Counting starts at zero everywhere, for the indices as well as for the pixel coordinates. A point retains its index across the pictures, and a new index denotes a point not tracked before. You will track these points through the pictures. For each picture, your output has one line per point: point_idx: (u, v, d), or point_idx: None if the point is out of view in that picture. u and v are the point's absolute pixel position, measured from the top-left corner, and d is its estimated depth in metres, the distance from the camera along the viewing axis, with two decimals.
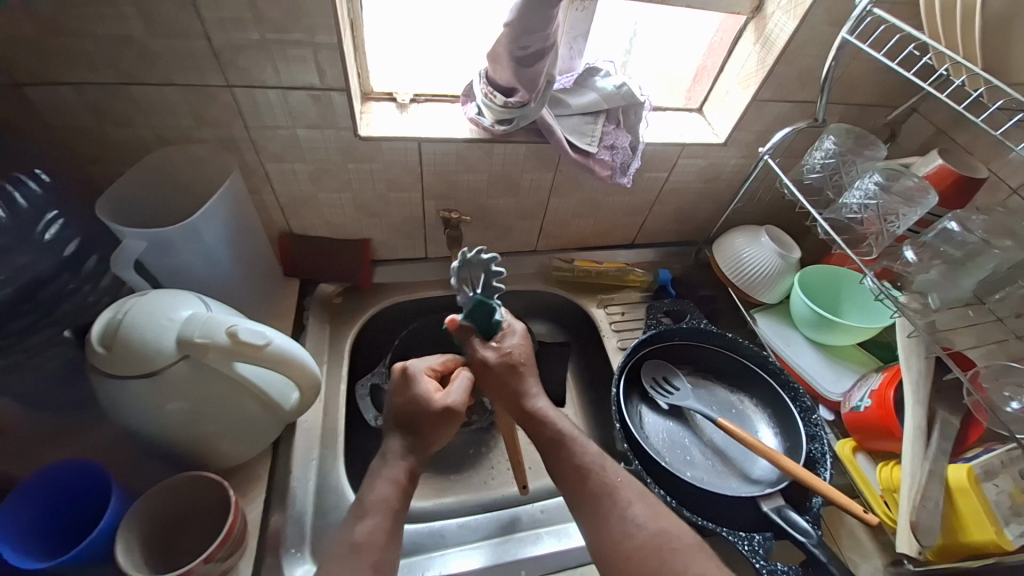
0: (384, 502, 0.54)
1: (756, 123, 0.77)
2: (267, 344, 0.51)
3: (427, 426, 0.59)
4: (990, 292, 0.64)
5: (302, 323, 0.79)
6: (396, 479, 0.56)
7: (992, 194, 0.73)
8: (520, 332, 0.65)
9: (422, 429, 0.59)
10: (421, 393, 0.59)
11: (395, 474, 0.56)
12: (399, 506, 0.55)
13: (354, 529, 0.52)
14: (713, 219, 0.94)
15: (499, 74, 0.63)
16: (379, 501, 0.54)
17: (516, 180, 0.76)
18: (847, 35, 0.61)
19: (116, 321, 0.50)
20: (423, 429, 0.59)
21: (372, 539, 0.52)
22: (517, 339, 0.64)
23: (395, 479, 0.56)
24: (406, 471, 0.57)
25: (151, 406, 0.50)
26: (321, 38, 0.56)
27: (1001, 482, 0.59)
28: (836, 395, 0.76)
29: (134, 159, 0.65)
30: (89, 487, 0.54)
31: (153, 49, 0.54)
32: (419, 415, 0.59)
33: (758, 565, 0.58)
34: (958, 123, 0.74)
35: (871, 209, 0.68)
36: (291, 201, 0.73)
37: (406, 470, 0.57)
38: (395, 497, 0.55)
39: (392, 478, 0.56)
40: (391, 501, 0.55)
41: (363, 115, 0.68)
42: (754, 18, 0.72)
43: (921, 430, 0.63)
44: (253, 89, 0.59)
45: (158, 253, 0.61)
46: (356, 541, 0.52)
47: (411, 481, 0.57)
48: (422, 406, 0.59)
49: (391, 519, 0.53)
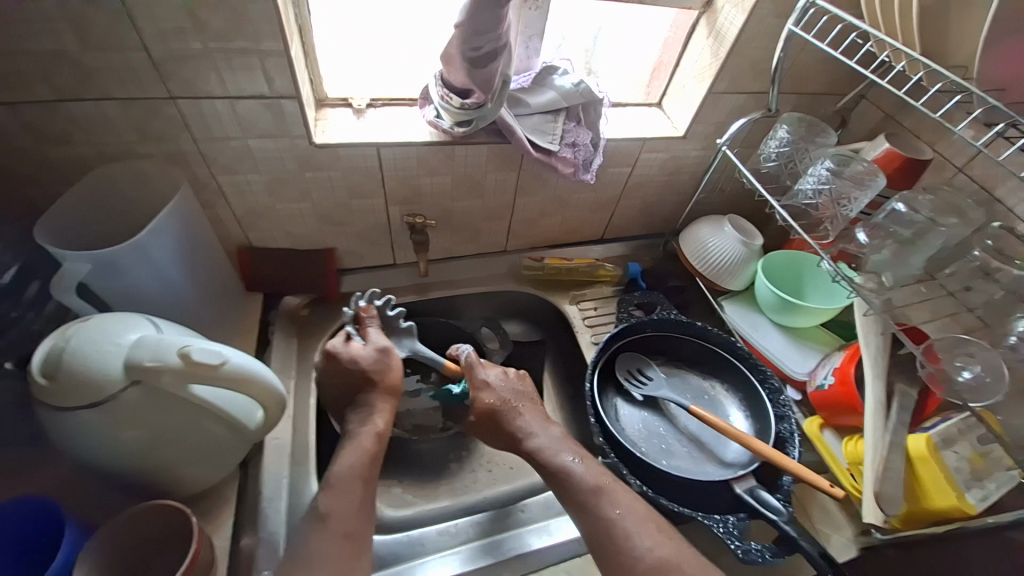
0: (352, 475, 0.57)
1: (712, 115, 0.78)
2: (223, 363, 0.49)
3: (381, 384, 0.65)
4: (941, 267, 0.67)
5: (267, 338, 0.76)
6: (364, 447, 0.59)
7: (938, 174, 0.76)
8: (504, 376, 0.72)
9: (375, 386, 0.65)
10: (359, 353, 0.65)
11: (360, 443, 0.60)
12: (370, 475, 0.58)
13: (322, 502, 0.55)
14: (678, 210, 0.95)
15: (455, 76, 0.63)
16: (345, 474, 0.56)
17: (480, 181, 0.76)
18: (793, 26, 0.62)
19: (60, 348, 0.47)
20: (375, 383, 0.65)
21: (340, 509, 0.54)
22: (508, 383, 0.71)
23: (362, 448, 0.59)
24: (374, 437, 0.61)
25: (104, 435, 0.48)
26: (266, 45, 0.54)
27: (961, 449, 0.63)
28: (803, 374, 0.79)
29: (74, 178, 0.62)
30: (46, 526, 0.51)
31: (88, 63, 0.52)
32: (367, 377, 0.64)
33: (733, 546, 0.59)
34: (902, 108, 0.78)
35: (825, 194, 0.70)
36: (249, 214, 0.71)
37: (374, 434, 0.61)
38: (362, 466, 0.58)
39: (359, 447, 0.59)
40: (358, 470, 0.57)
41: (318, 122, 0.67)
42: (705, 12, 0.73)
43: (880, 404, 0.65)
44: (199, 100, 0.57)
45: (105, 274, 0.58)
46: (322, 512, 0.54)
47: (378, 447, 0.60)
48: (363, 368, 0.64)
49: (360, 490, 0.56)
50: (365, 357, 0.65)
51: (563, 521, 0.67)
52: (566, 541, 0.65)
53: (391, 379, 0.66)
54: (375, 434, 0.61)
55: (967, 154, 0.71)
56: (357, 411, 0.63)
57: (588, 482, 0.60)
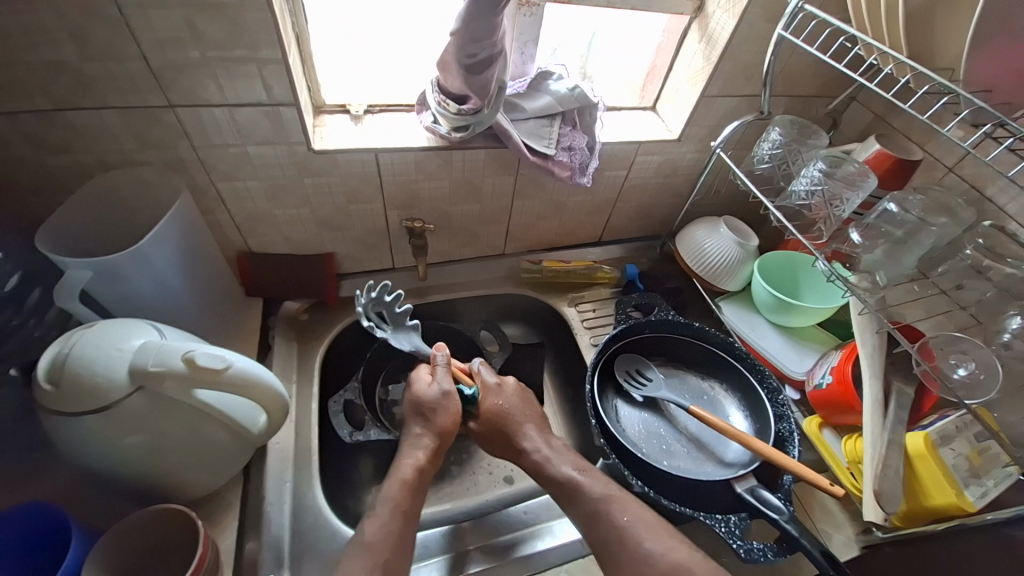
0: (394, 507, 0.57)
1: (706, 118, 0.79)
2: (227, 367, 0.50)
3: (434, 418, 0.65)
4: (933, 266, 0.68)
5: (267, 344, 0.77)
6: (403, 478, 0.60)
7: (930, 174, 0.77)
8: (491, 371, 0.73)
9: (431, 421, 0.65)
10: (426, 392, 0.66)
11: (401, 474, 0.60)
12: (409, 507, 0.58)
13: (365, 531, 0.55)
14: (674, 212, 0.96)
15: (450, 82, 0.63)
16: (389, 503, 0.57)
17: (477, 185, 0.77)
18: (782, 31, 0.64)
19: (64, 355, 0.47)
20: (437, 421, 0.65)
21: (382, 540, 0.54)
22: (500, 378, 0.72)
23: (402, 479, 0.59)
24: (414, 470, 0.61)
25: (108, 441, 0.48)
26: (264, 53, 0.55)
27: (958, 446, 0.64)
28: (800, 373, 0.80)
29: (74, 186, 0.63)
30: (52, 533, 0.51)
31: (89, 73, 0.52)
32: (428, 409, 0.66)
33: (735, 544, 0.59)
34: (892, 109, 0.79)
35: (818, 194, 0.71)
36: (249, 220, 0.72)
37: (415, 466, 0.61)
38: (401, 499, 0.58)
39: (399, 479, 0.59)
40: (399, 502, 0.57)
41: (316, 128, 0.67)
42: (696, 18, 0.74)
43: (878, 402, 0.65)
44: (198, 108, 0.58)
45: (106, 281, 0.58)
46: (366, 541, 0.54)
47: (420, 478, 0.61)
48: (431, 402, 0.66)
49: (402, 523, 0.56)
50: (429, 396, 0.66)
51: (565, 521, 0.67)
52: (569, 542, 0.65)
53: (447, 421, 0.65)
54: (416, 466, 0.61)
55: (958, 154, 0.73)
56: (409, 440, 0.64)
57: (595, 489, 0.60)
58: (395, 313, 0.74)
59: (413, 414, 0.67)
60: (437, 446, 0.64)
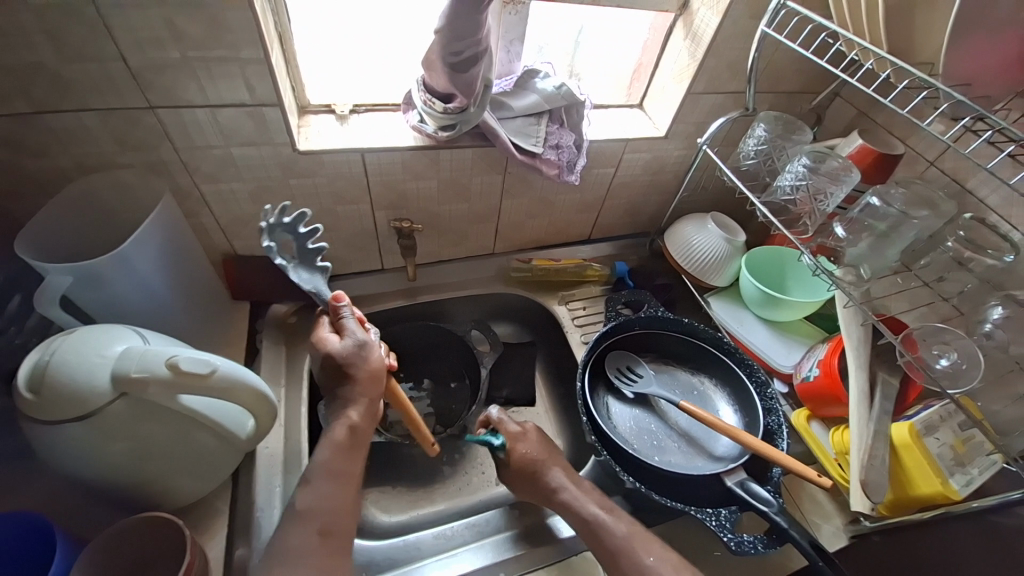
0: (325, 469, 0.55)
1: (692, 115, 0.80)
2: (212, 372, 0.49)
3: (357, 376, 0.60)
4: (916, 259, 0.69)
5: (255, 348, 0.76)
6: (335, 441, 0.57)
7: (912, 168, 0.78)
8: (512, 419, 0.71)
9: (353, 381, 0.60)
10: (330, 346, 0.60)
11: (331, 438, 0.57)
12: (345, 470, 0.56)
13: (300, 497, 0.53)
14: (662, 209, 0.97)
15: (436, 80, 0.63)
16: (320, 465, 0.55)
17: (466, 185, 0.76)
18: (765, 28, 0.64)
19: (44, 362, 0.46)
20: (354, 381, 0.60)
21: (316, 504, 0.52)
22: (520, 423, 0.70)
23: (333, 442, 0.57)
24: (345, 430, 0.58)
25: (91, 450, 0.47)
26: (246, 53, 0.54)
27: (943, 436, 0.65)
28: (788, 367, 0.80)
29: (54, 190, 0.61)
30: (35, 543, 0.50)
31: (67, 75, 0.51)
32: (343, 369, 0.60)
33: (726, 538, 0.59)
34: (874, 105, 0.80)
35: (803, 189, 0.72)
36: (233, 222, 0.71)
37: (346, 427, 0.58)
38: (333, 461, 0.56)
39: (331, 443, 0.57)
40: (332, 465, 0.55)
41: (301, 129, 0.67)
42: (681, 15, 0.75)
43: (864, 393, 0.66)
44: (179, 109, 0.57)
45: (87, 286, 0.57)
46: (300, 508, 0.52)
47: (353, 439, 0.58)
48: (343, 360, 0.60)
49: (335, 484, 0.54)
50: (339, 351, 0.60)
51: (559, 519, 0.67)
52: (562, 540, 0.64)
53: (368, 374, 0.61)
54: (347, 426, 0.58)
55: (939, 148, 0.74)
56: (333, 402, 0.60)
57: None
58: (306, 248, 0.63)
59: (329, 375, 0.61)
60: (366, 404, 0.61)
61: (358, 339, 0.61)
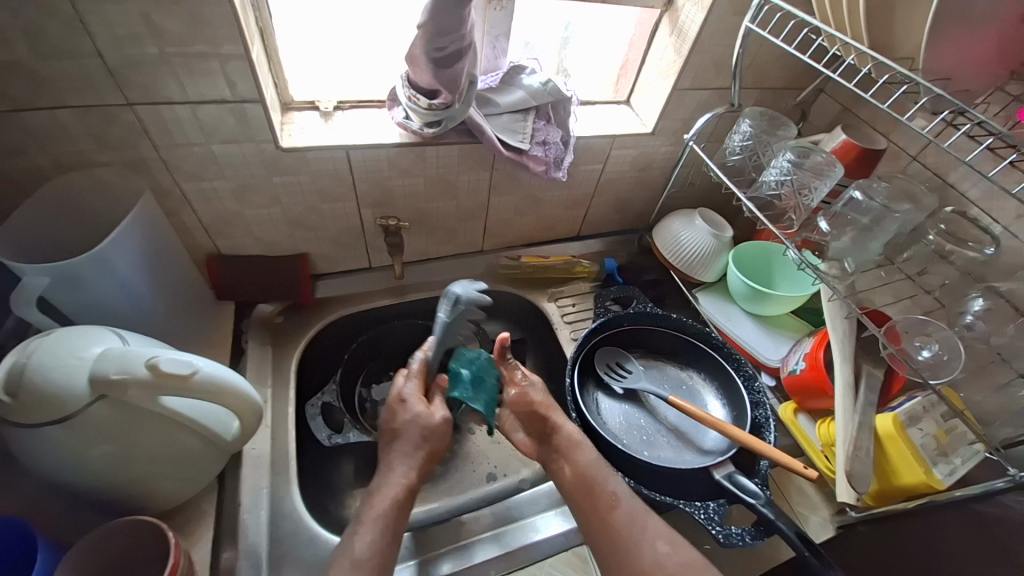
0: (384, 523, 0.56)
1: (679, 112, 0.80)
2: (195, 372, 0.48)
3: (430, 437, 0.64)
4: (899, 252, 0.70)
5: (240, 348, 0.75)
6: (394, 495, 0.58)
7: (894, 163, 0.79)
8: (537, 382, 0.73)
9: (427, 444, 0.64)
10: (417, 417, 0.65)
11: (393, 492, 0.59)
12: (399, 525, 0.57)
13: (353, 545, 0.53)
14: (651, 206, 0.97)
15: (420, 77, 0.62)
16: (377, 518, 0.56)
17: (453, 182, 0.76)
18: (749, 24, 0.65)
19: (19, 365, 0.45)
20: (432, 445, 0.64)
21: (372, 555, 0.53)
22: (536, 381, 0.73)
23: (394, 497, 0.58)
24: (405, 487, 0.60)
25: (70, 453, 0.46)
26: (226, 49, 0.53)
27: (926, 426, 0.65)
28: (775, 360, 0.81)
29: (30, 190, 0.60)
30: (14, 549, 0.49)
31: (41, 72, 0.50)
32: (423, 435, 0.64)
33: (714, 531, 0.60)
34: (858, 101, 0.81)
35: (788, 184, 0.72)
36: (216, 221, 0.70)
37: (406, 483, 0.60)
38: (393, 515, 0.57)
39: (392, 497, 0.58)
40: (390, 519, 0.56)
41: (284, 126, 0.66)
42: (667, 11, 0.75)
43: (850, 386, 0.67)
44: (158, 106, 0.56)
45: (65, 287, 0.56)
46: (356, 557, 0.52)
47: (409, 498, 0.59)
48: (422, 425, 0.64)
49: (389, 540, 0.55)
50: (426, 421, 0.65)
51: (549, 516, 0.67)
52: (553, 535, 0.65)
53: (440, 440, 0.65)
54: (406, 484, 0.60)
55: (921, 143, 0.75)
56: (399, 457, 0.62)
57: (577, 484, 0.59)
58: None
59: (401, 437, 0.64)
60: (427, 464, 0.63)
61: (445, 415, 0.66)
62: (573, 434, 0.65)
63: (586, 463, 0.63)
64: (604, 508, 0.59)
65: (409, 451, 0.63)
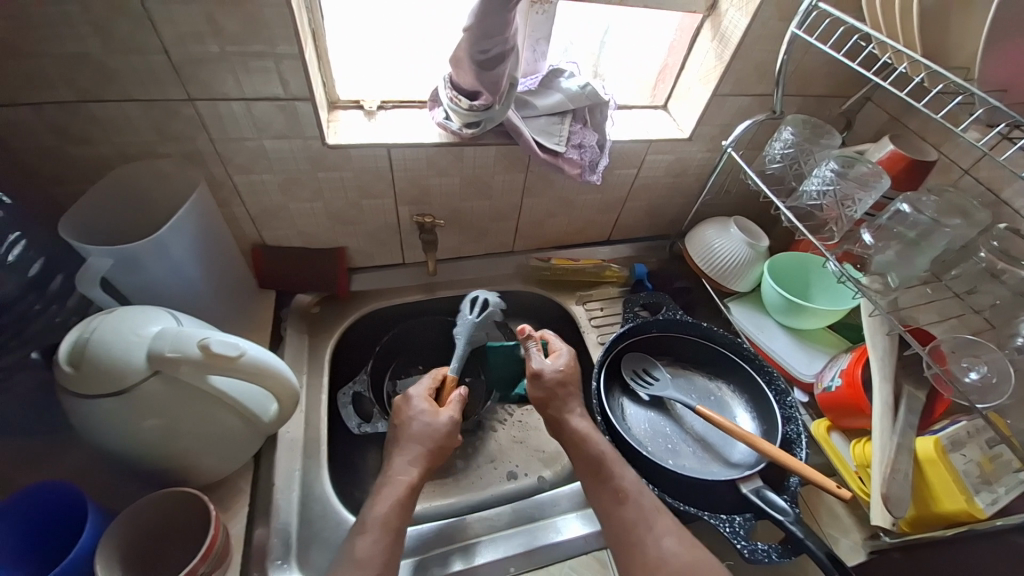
0: (383, 522, 0.56)
1: (717, 118, 0.79)
2: (241, 355, 0.51)
3: (429, 434, 0.64)
4: (947, 269, 0.67)
5: (280, 335, 0.78)
6: (397, 496, 0.58)
7: (945, 176, 0.76)
8: (568, 355, 0.73)
9: (432, 443, 0.63)
10: (422, 416, 0.65)
11: (394, 492, 0.58)
12: (400, 524, 0.57)
13: (356, 546, 0.54)
14: (684, 213, 0.96)
15: (463, 78, 0.64)
16: (379, 520, 0.56)
17: (488, 182, 0.77)
18: (796, 29, 0.64)
19: (85, 339, 0.49)
20: (434, 445, 0.64)
21: (373, 556, 0.53)
22: (564, 359, 0.72)
23: (395, 495, 0.58)
24: (407, 487, 0.59)
25: (125, 424, 0.49)
26: (282, 49, 0.56)
27: (969, 452, 0.62)
28: (809, 376, 0.79)
29: (97, 177, 0.64)
30: (67, 511, 0.52)
31: (113, 66, 0.54)
32: (427, 433, 0.64)
33: (740, 545, 0.59)
34: (907, 111, 0.78)
35: (830, 195, 0.70)
36: (263, 213, 0.73)
37: (406, 485, 0.59)
38: (393, 515, 0.57)
39: (393, 496, 0.58)
40: (391, 519, 0.56)
41: (330, 123, 0.68)
42: (709, 17, 0.74)
43: (888, 405, 0.65)
44: (216, 102, 0.59)
45: (125, 269, 0.59)
46: (357, 557, 0.53)
47: (411, 496, 0.59)
48: (429, 424, 0.65)
49: (391, 539, 0.55)
50: (433, 421, 0.65)
51: (569, 518, 0.67)
52: (573, 538, 0.65)
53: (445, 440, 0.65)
54: (407, 483, 0.60)
55: (974, 156, 0.72)
56: (402, 453, 0.62)
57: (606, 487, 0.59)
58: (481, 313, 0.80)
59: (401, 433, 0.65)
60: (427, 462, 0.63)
61: (451, 416, 0.66)
62: (579, 429, 0.66)
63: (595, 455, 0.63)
64: (611, 502, 0.60)
65: (412, 447, 0.63)
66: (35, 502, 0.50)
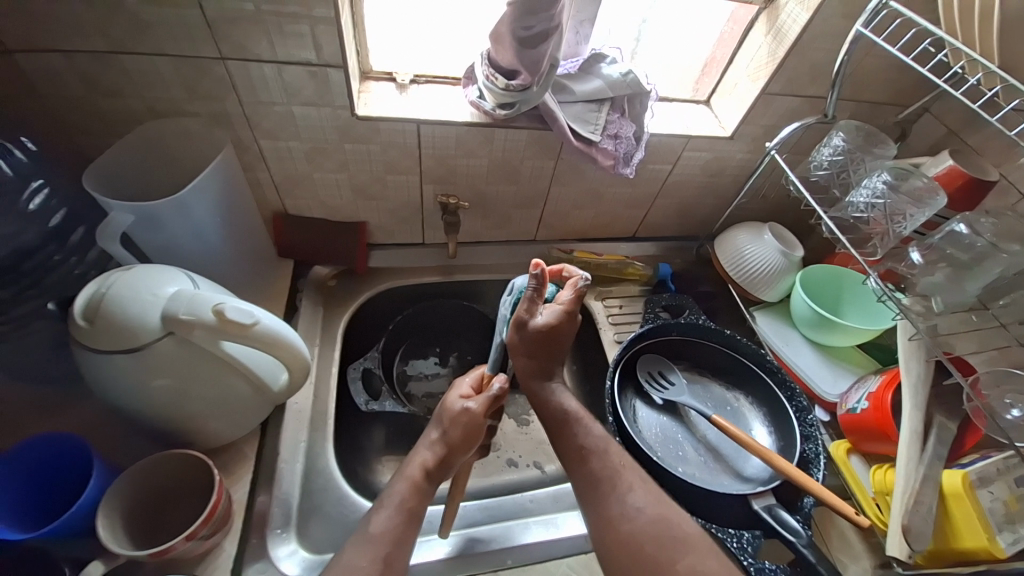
0: (400, 501, 0.55)
1: (763, 117, 0.75)
2: (255, 323, 0.50)
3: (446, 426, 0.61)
4: (995, 297, 0.62)
5: (294, 306, 0.78)
6: (411, 478, 0.58)
7: (1001, 199, 0.71)
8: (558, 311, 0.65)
9: (445, 431, 0.61)
10: (446, 400, 0.63)
11: (412, 475, 0.58)
12: (413, 504, 0.56)
13: (370, 523, 0.54)
14: (716, 214, 0.92)
15: (502, 56, 0.61)
16: (394, 497, 0.56)
17: (516, 167, 0.75)
18: (861, 28, 0.59)
19: (100, 294, 0.48)
20: (451, 433, 0.60)
21: (384, 532, 0.53)
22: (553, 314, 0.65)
23: (411, 478, 0.58)
24: (421, 471, 0.58)
25: (138, 382, 0.49)
26: (318, 12, 0.54)
27: (996, 489, 0.58)
28: (833, 396, 0.76)
29: (122, 130, 0.64)
30: (71, 465, 0.52)
31: (144, 17, 0.53)
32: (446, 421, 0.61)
33: (746, 563, 0.58)
34: (970, 123, 0.73)
35: (878, 208, 0.67)
36: (287, 180, 0.72)
37: (422, 468, 0.59)
38: (409, 495, 0.56)
39: (407, 478, 0.58)
40: (407, 500, 0.56)
41: (361, 94, 0.67)
42: (765, 9, 0.69)
43: (916, 433, 0.62)
44: (247, 63, 0.58)
45: (147, 226, 0.59)
46: (371, 532, 0.53)
47: (425, 481, 0.58)
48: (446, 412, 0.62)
49: (404, 520, 0.54)
50: (452, 408, 0.62)
51: (570, 515, 0.66)
52: (572, 537, 0.64)
53: (454, 430, 0.60)
54: (421, 467, 0.59)
55: None
56: (425, 436, 0.62)
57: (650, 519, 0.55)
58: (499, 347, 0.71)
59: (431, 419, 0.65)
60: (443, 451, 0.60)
61: (463, 405, 0.61)
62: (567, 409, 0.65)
63: (567, 407, 0.65)
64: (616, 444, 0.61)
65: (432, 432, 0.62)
66: (36, 451, 0.51)
